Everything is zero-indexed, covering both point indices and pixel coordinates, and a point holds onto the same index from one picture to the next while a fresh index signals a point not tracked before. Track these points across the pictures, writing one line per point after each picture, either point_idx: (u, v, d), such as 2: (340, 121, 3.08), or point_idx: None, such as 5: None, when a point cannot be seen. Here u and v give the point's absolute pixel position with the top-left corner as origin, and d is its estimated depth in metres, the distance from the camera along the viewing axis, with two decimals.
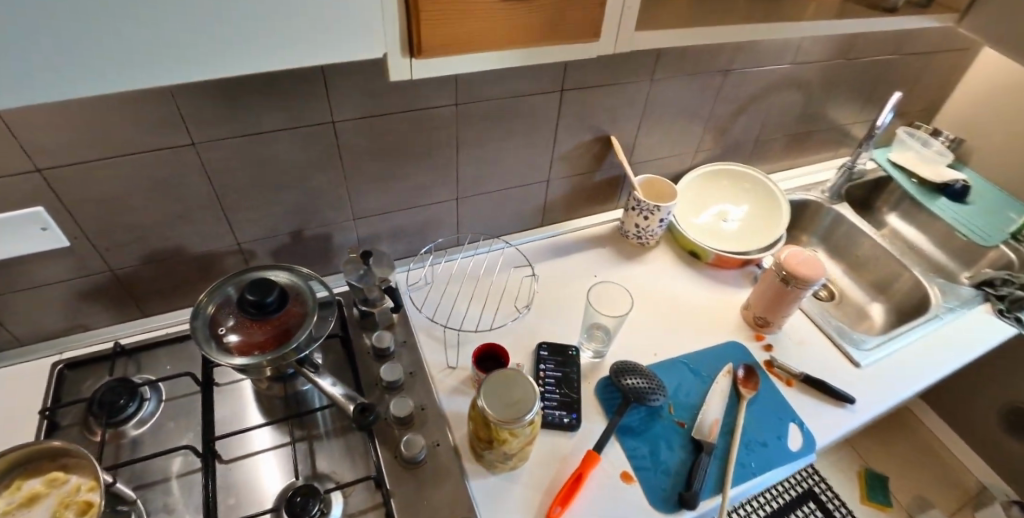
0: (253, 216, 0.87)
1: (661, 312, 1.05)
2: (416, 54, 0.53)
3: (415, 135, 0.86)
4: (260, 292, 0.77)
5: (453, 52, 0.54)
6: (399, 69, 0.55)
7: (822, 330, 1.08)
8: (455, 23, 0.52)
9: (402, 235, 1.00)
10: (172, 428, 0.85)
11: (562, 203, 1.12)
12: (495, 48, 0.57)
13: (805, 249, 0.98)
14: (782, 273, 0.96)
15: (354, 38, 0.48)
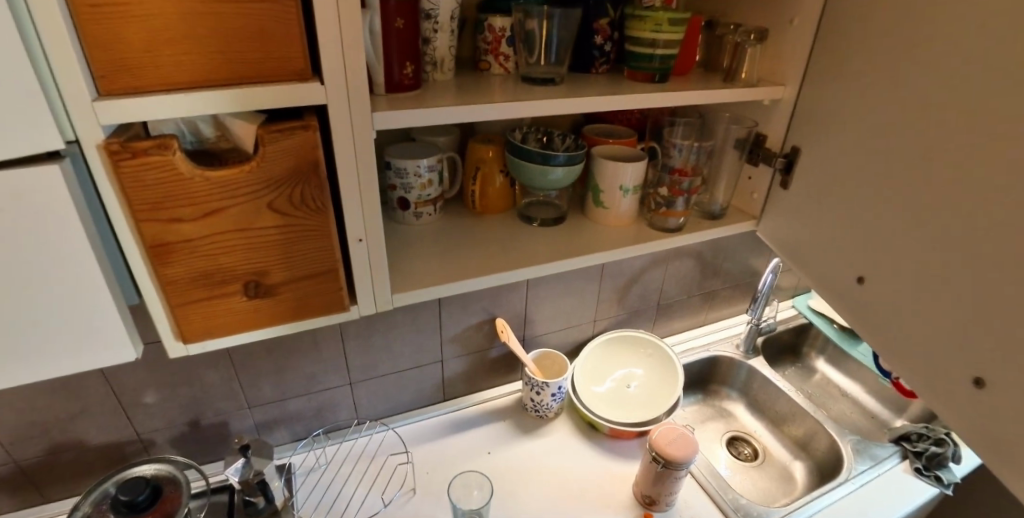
0: (151, 411, 0.95)
1: (549, 488, 1.05)
2: (185, 341, 0.53)
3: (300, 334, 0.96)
4: (132, 491, 0.83)
5: (222, 331, 0.54)
6: (174, 350, 0.53)
7: (718, 505, 1.07)
8: (220, 312, 0.52)
9: (298, 418, 1.07)
10: None
11: (461, 376, 1.18)
12: (267, 319, 0.55)
13: (678, 427, 1.02)
14: (653, 452, 0.99)
15: (101, 345, 0.49)
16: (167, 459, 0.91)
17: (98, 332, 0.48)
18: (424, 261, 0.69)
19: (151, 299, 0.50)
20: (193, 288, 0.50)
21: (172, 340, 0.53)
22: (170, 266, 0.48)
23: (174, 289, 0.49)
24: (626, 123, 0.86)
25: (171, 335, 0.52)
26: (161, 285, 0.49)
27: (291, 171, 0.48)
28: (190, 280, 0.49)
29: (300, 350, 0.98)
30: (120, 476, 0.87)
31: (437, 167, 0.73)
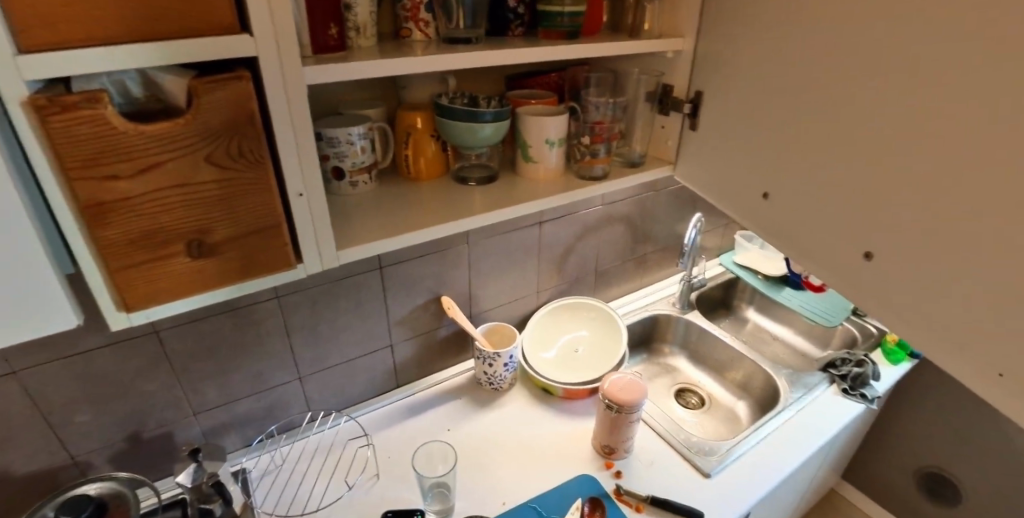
0: (83, 429, 0.89)
1: (512, 453, 1.07)
2: (127, 309, 0.52)
3: (240, 330, 0.93)
4: (76, 510, 0.77)
5: (166, 296, 0.53)
6: (116, 320, 0.52)
7: (672, 445, 1.13)
8: (162, 276, 0.52)
9: (249, 421, 1.03)
10: None
11: (414, 360, 1.18)
12: (213, 281, 0.55)
13: (625, 375, 1.07)
14: (606, 401, 1.04)
15: (39, 313, 0.48)
16: (121, 481, 0.85)
17: (36, 297, 0.48)
18: (367, 221, 0.72)
19: (88, 263, 0.49)
20: (133, 249, 0.49)
21: (114, 310, 0.52)
22: (106, 227, 0.48)
23: (111, 251, 0.49)
24: (545, 86, 0.91)
25: (113, 304, 0.52)
26: (97, 249, 0.48)
27: (227, 124, 0.49)
28: (129, 240, 0.49)
29: (244, 347, 0.95)
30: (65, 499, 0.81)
31: (366, 135, 0.75)
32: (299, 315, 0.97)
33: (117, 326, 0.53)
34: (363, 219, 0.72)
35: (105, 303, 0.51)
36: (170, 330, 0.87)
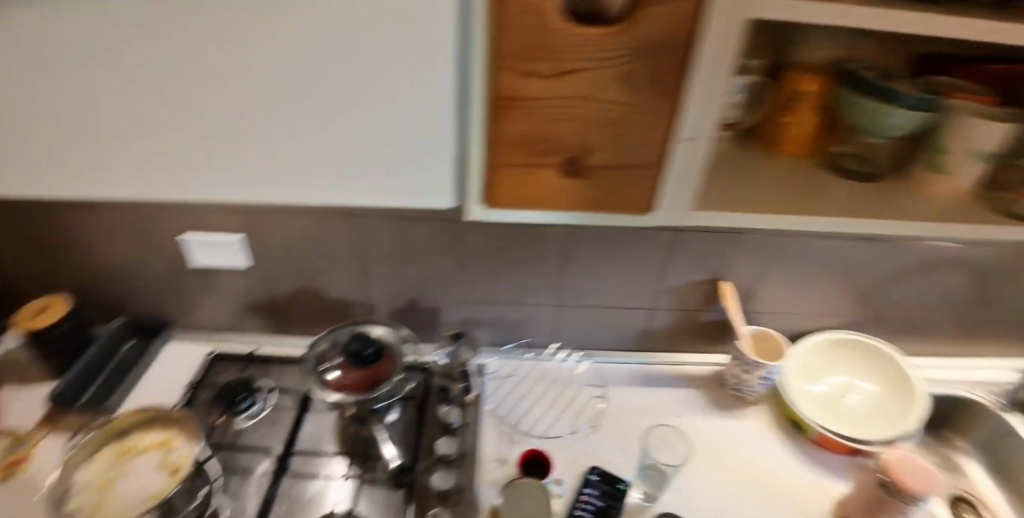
0: (381, 280, 0.91)
1: (739, 476, 0.89)
2: (487, 203, 0.56)
3: (525, 243, 0.87)
4: (362, 342, 0.81)
5: (522, 203, 0.56)
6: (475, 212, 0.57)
7: None
8: (528, 184, 0.54)
9: (503, 326, 0.99)
10: (262, 434, 0.85)
11: (666, 335, 1.03)
12: (562, 203, 0.55)
13: (911, 453, 0.80)
14: (880, 476, 0.79)
15: (434, 189, 0.69)
16: (397, 329, 0.89)
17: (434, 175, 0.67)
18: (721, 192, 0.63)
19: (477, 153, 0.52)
20: (519, 151, 0.51)
21: (477, 201, 0.57)
22: (509, 124, 0.49)
23: (500, 148, 0.51)
24: (1008, 73, 0.66)
25: (478, 196, 0.56)
26: (491, 140, 0.51)
27: (655, 44, 0.44)
28: (518, 141, 0.50)
29: (523, 262, 0.90)
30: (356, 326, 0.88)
31: (746, 88, 0.68)
32: (583, 249, 0.89)
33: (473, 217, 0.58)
34: (716, 186, 0.64)
35: (473, 193, 0.55)
36: (477, 223, 0.84)
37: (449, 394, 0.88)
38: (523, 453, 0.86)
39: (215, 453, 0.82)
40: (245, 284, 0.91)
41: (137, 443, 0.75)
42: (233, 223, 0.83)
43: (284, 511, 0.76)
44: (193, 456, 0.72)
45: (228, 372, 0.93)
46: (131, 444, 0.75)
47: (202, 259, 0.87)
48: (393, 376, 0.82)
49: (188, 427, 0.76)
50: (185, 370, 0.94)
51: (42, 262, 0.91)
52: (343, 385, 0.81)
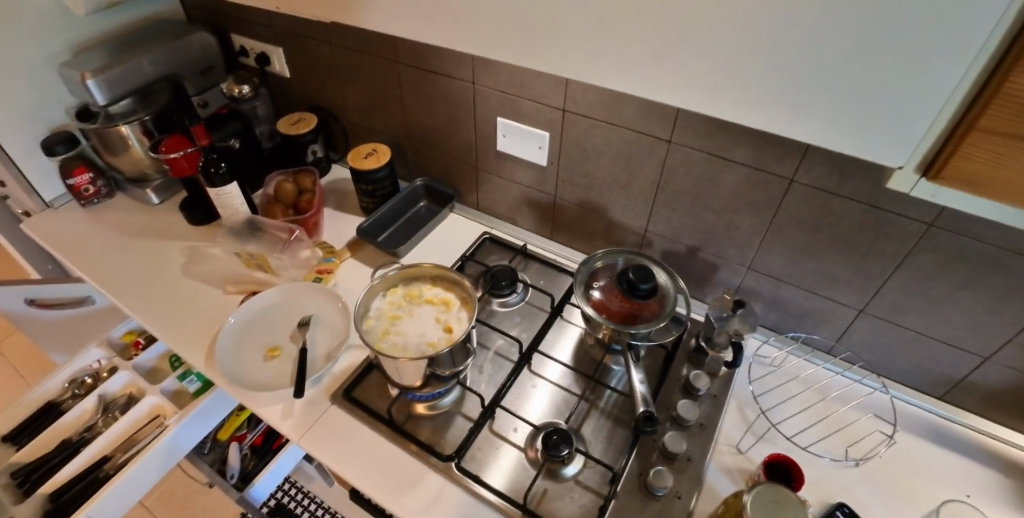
0: (669, 217, 0.87)
1: None
2: (929, 175, 0.41)
3: (857, 227, 0.71)
4: (640, 274, 0.77)
5: (989, 194, 0.39)
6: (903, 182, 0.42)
7: None
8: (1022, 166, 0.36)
9: (780, 308, 0.87)
10: (515, 322, 0.92)
11: (993, 403, 0.77)
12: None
13: None
14: None
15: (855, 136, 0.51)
16: (677, 275, 0.83)
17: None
18: None
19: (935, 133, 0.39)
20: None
21: (911, 166, 0.42)
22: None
23: (1001, 112, 0.35)
24: None
25: (919, 161, 0.41)
26: (988, 91, 0.35)
27: None
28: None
29: (837, 245, 0.75)
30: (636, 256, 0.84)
31: None
32: (929, 258, 0.69)
33: (896, 188, 0.43)
34: None
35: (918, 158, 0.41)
36: (807, 187, 0.72)
37: (704, 359, 0.83)
38: (765, 454, 0.77)
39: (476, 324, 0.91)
40: (535, 180, 0.97)
41: (416, 294, 0.78)
42: (551, 122, 0.87)
43: (517, 398, 0.82)
44: (467, 326, 0.73)
45: (497, 256, 1.01)
46: (410, 292, 0.78)
47: (510, 147, 0.94)
48: (655, 321, 0.77)
49: (463, 297, 0.77)
50: (467, 240, 1.04)
51: (384, 112, 1.07)
52: (605, 306, 0.79)
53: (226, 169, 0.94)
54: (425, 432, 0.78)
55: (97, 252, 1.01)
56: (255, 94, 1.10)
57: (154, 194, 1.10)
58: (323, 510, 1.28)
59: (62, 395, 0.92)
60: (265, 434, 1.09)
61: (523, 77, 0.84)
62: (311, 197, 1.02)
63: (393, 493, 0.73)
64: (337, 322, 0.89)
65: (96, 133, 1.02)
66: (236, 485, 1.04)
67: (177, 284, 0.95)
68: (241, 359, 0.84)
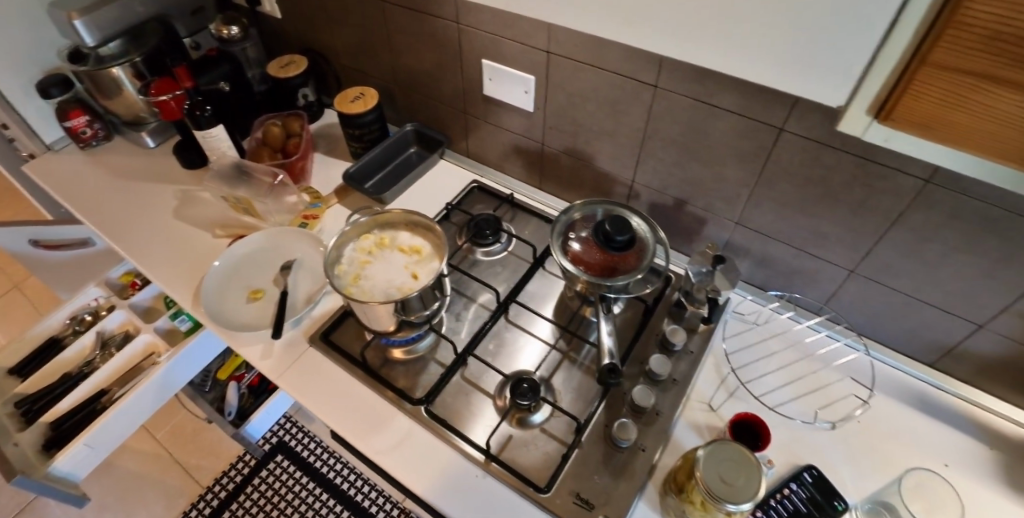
0: (655, 167, 0.83)
1: None
2: (881, 117, 0.41)
3: (849, 181, 0.67)
4: (617, 226, 0.74)
5: (937, 137, 0.39)
6: (853, 122, 0.43)
7: None
8: (964, 110, 0.36)
9: (768, 266, 0.83)
10: (496, 273, 0.90)
11: (985, 372, 0.73)
12: (1004, 150, 0.37)
13: None
14: None
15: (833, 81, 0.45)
16: (657, 225, 0.79)
17: (841, 64, 0.44)
18: None
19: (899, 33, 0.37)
20: (986, 53, 0.33)
21: (864, 108, 0.42)
22: (991, 0, 0.31)
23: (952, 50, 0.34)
24: None
25: (871, 100, 0.41)
26: (943, 24, 0.34)
27: None
28: (995, 37, 0.32)
29: (828, 201, 0.70)
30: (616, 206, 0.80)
31: None
32: (923, 217, 0.64)
33: (847, 128, 0.44)
34: None
35: (873, 95, 0.41)
36: (797, 137, 0.67)
37: (683, 313, 0.81)
38: (736, 412, 0.75)
39: (453, 271, 0.90)
40: (524, 127, 0.91)
41: (388, 240, 0.78)
42: (535, 65, 0.82)
43: (490, 347, 0.82)
44: (438, 270, 0.73)
45: (483, 205, 0.97)
46: (382, 238, 0.78)
47: (495, 91, 0.89)
48: (633, 273, 0.75)
49: (435, 242, 0.77)
50: (454, 187, 1.00)
51: (373, 53, 1.03)
52: (581, 258, 0.77)
53: (212, 112, 0.93)
54: (399, 376, 0.79)
55: (96, 195, 1.04)
56: (246, 35, 1.05)
57: (149, 137, 1.12)
58: (321, 449, 1.35)
59: (63, 332, 0.98)
60: (262, 376, 1.14)
61: (505, 14, 0.78)
62: (298, 142, 0.98)
63: (363, 432, 0.75)
64: (319, 267, 0.88)
65: (88, 75, 1.02)
66: (233, 422, 1.10)
67: (167, 227, 0.97)
68: (224, 302, 0.85)
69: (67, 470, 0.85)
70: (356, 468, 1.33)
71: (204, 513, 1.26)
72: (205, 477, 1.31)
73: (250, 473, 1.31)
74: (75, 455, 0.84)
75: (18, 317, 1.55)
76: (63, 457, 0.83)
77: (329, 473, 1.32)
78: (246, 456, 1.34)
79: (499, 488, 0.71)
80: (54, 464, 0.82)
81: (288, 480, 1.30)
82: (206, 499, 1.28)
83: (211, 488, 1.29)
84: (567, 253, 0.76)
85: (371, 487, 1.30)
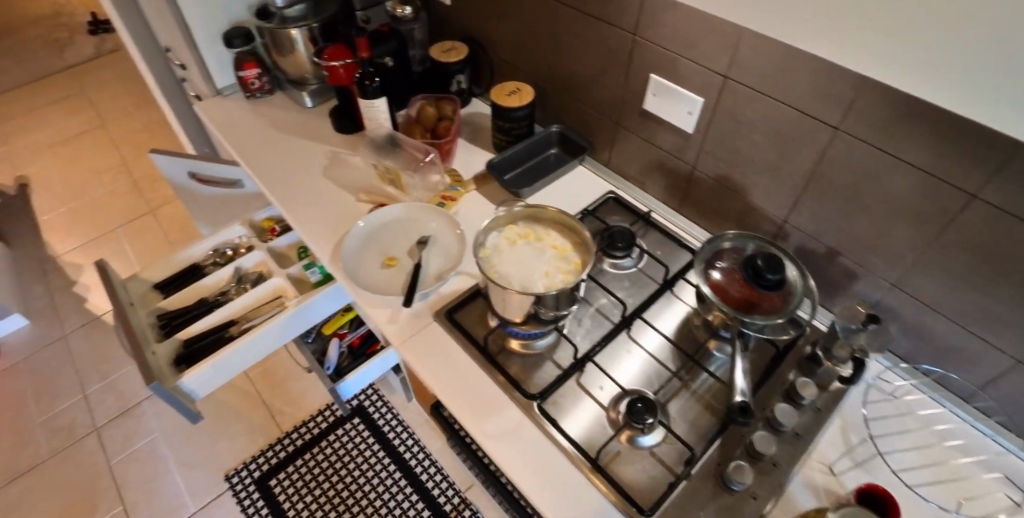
0: (812, 212, 0.80)
1: None
2: None
3: None
4: (770, 264, 0.72)
5: None
6: None
7: None
8: None
9: (918, 336, 0.78)
10: (623, 287, 0.89)
11: None
12: None
13: None
14: None
15: None
16: (808, 274, 0.76)
17: None
18: None
19: None
20: None
21: None
22: None
23: None
24: None
25: None
26: None
27: None
28: None
29: (1011, 281, 0.65)
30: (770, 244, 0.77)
31: None
32: None
33: None
34: None
35: None
36: (992, 207, 0.62)
37: (817, 368, 0.78)
38: (860, 483, 0.71)
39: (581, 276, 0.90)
40: (676, 147, 0.91)
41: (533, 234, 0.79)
42: (706, 87, 0.81)
43: (609, 359, 0.81)
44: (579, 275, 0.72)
45: (618, 217, 0.97)
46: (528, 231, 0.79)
47: (657, 107, 0.89)
48: (774, 315, 0.72)
49: (579, 246, 0.76)
50: (589, 195, 1.01)
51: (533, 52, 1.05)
52: (721, 289, 0.75)
53: (379, 84, 0.98)
54: (515, 368, 0.80)
55: (256, 143, 1.13)
56: (416, 16, 1.11)
57: (309, 97, 1.19)
58: (396, 421, 1.40)
59: (205, 261, 1.06)
60: (361, 339, 1.21)
61: (688, 31, 0.78)
62: (448, 126, 1.02)
63: (473, 414, 0.76)
64: (453, 248, 0.90)
65: (271, 31, 1.11)
66: (330, 376, 1.17)
67: (316, 184, 1.04)
68: (363, 263, 0.89)
69: (191, 388, 0.91)
70: (426, 446, 1.36)
71: (280, 455, 1.35)
72: (286, 422, 1.40)
73: (326, 428, 1.38)
74: (201, 375, 0.90)
75: (153, 237, 1.78)
76: (192, 374, 0.88)
77: (400, 446, 1.36)
78: (327, 411, 1.42)
79: (598, 501, 0.70)
80: (183, 379, 0.88)
81: (361, 443, 1.36)
82: (282, 443, 1.37)
83: (289, 435, 1.38)
84: (709, 281, 0.75)
85: (437, 469, 1.32)
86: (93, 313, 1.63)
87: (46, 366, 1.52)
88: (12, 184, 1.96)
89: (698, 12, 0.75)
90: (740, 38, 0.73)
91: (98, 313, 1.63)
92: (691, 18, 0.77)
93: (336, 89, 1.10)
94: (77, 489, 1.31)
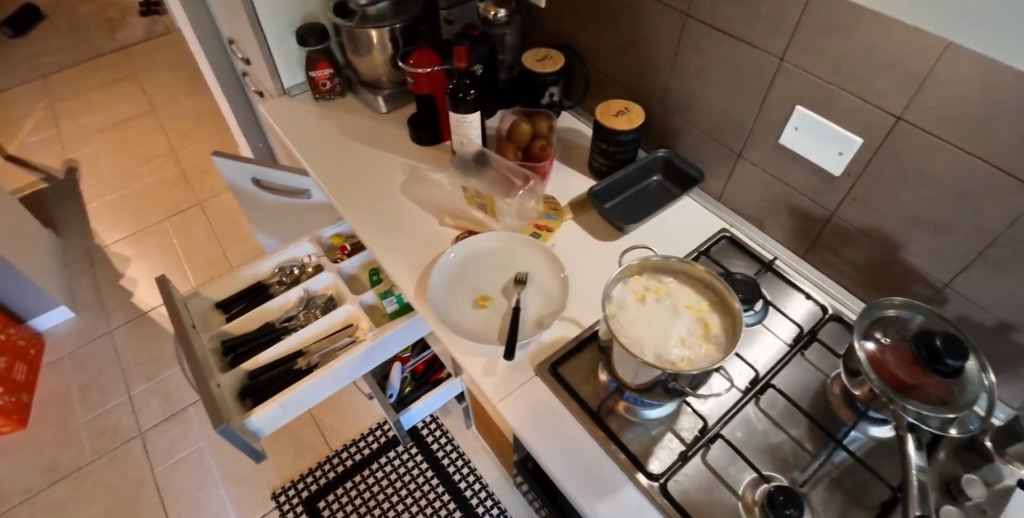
0: (988, 282, 0.68)
1: None
2: None
3: None
4: (953, 346, 0.60)
5: None
6: None
7: None
8: None
9: None
10: (748, 346, 0.78)
11: None
12: None
13: None
14: None
15: None
16: (988, 365, 0.64)
17: None
18: None
19: None
20: None
21: None
22: None
23: None
24: None
25: None
26: None
27: None
28: None
29: None
30: (946, 321, 0.66)
31: None
32: None
33: None
34: None
35: None
36: None
37: (982, 462, 0.67)
38: None
39: None
40: (816, 187, 0.80)
41: (664, 287, 0.68)
42: (867, 125, 0.70)
43: (739, 432, 0.70)
44: (719, 352, 0.62)
45: (738, 261, 0.88)
46: (658, 284, 0.68)
47: (797, 143, 0.79)
48: (943, 409, 0.61)
49: (717, 312, 0.66)
50: (699, 233, 0.91)
51: (642, 64, 0.95)
52: (881, 365, 0.65)
53: (474, 97, 0.88)
54: (627, 437, 0.69)
55: (328, 150, 1.05)
56: (510, 19, 1.01)
57: (383, 102, 1.09)
58: (451, 446, 1.32)
59: (270, 279, 0.98)
60: (427, 366, 1.14)
61: (854, 61, 0.67)
62: (545, 145, 0.93)
63: (583, 490, 0.66)
64: (553, 289, 0.81)
65: (349, 30, 1.02)
66: (392, 404, 1.09)
67: (395, 203, 0.95)
68: (454, 302, 0.80)
69: (257, 426, 0.82)
70: (483, 477, 1.28)
71: (330, 475, 1.28)
72: (336, 440, 1.34)
73: (377, 449, 1.31)
74: (270, 413, 0.81)
75: (200, 234, 1.74)
76: (261, 411, 0.80)
77: (455, 475, 1.28)
78: (378, 432, 1.35)
79: None
80: (251, 417, 0.79)
81: (414, 469, 1.28)
82: (331, 463, 1.30)
83: (338, 454, 1.31)
84: (868, 355, 0.65)
85: (494, 502, 1.24)
86: (140, 309, 1.58)
87: (92, 362, 1.48)
88: (61, 167, 1.92)
89: (872, 40, 0.64)
90: (925, 76, 0.61)
91: (145, 308, 1.58)
92: (860, 47, 0.65)
93: (418, 98, 1.01)
94: (120, 496, 1.26)
